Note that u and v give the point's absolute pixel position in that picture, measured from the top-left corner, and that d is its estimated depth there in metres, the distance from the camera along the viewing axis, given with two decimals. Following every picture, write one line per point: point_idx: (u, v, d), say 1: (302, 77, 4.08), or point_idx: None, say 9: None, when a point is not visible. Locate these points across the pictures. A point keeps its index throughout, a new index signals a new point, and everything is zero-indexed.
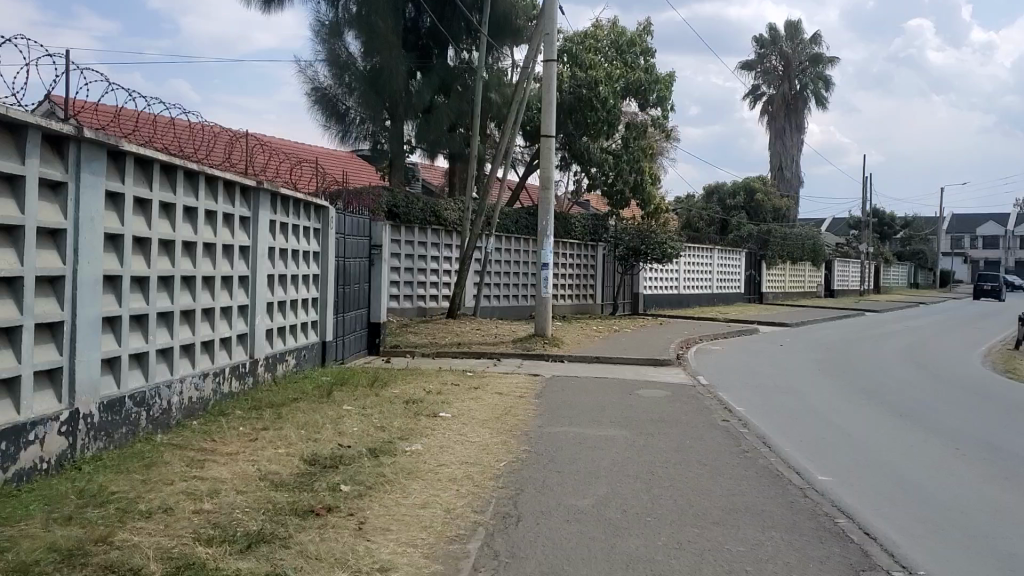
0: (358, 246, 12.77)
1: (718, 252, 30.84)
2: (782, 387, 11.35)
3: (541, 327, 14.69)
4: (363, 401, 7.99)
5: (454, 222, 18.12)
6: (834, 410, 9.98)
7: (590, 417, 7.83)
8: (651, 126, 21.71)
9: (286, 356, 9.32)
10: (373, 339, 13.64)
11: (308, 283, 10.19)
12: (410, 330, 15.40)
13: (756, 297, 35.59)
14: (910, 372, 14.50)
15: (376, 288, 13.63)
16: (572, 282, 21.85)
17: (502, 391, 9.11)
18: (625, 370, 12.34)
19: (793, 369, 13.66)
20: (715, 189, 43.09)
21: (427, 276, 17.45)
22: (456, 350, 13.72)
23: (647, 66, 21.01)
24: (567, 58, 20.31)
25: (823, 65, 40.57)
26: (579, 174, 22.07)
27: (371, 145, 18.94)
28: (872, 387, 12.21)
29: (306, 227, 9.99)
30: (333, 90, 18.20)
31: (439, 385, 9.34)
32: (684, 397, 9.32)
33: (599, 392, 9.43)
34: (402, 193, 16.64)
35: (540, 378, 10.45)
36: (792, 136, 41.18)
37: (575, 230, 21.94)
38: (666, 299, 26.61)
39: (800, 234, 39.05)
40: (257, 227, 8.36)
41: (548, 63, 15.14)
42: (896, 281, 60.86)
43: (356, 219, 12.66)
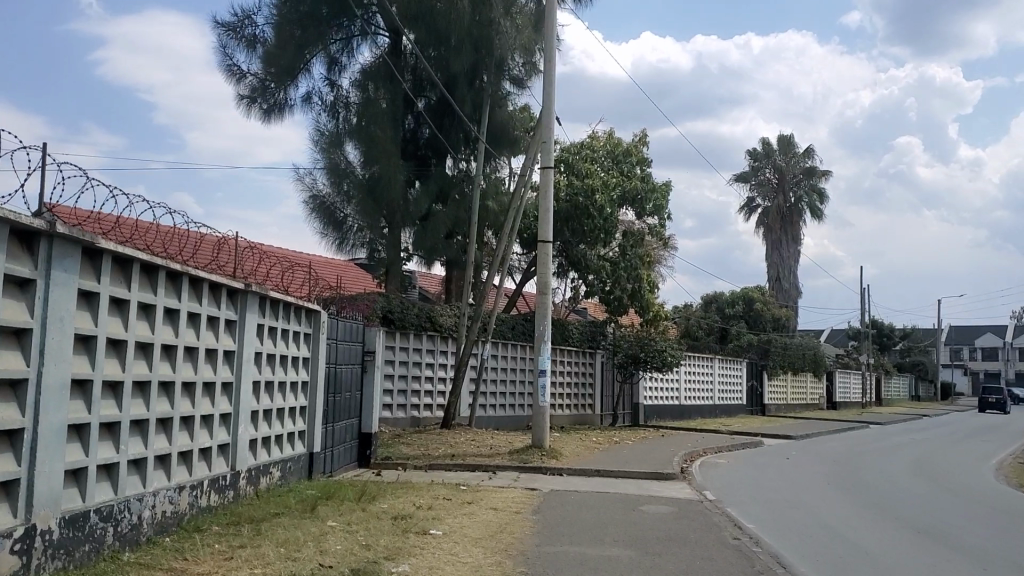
0: (350, 353, 12.43)
1: (717, 361, 30.47)
2: (793, 504, 10.89)
3: (539, 438, 14.22)
4: (349, 517, 7.53)
5: (450, 328, 17.84)
6: (849, 529, 9.52)
7: (590, 534, 7.37)
8: (649, 234, 21.69)
9: (270, 468, 8.86)
10: (363, 450, 13.15)
11: (297, 391, 9.80)
12: (403, 440, 14.91)
13: (758, 408, 35.02)
14: (922, 486, 14.02)
15: (368, 397, 13.23)
16: (570, 391, 21.41)
17: (498, 505, 8.62)
18: (626, 483, 11.83)
19: (801, 484, 13.17)
20: (713, 300, 43.02)
21: (421, 384, 17.05)
22: (450, 461, 13.22)
23: (644, 175, 21.13)
24: (564, 167, 20.45)
25: (817, 177, 41.11)
26: (577, 282, 21.93)
27: (368, 253, 18.79)
28: (886, 503, 11.73)
29: (295, 332, 9.69)
30: (331, 199, 18.16)
31: (431, 499, 8.86)
32: (689, 513, 8.85)
33: (599, 507, 8.96)
34: (397, 299, 16.39)
35: (538, 492, 9.96)
36: (788, 246, 41.38)
37: (574, 338, 21.66)
38: (666, 409, 26.10)
39: (799, 344, 38.75)
40: (243, 331, 8.05)
41: (545, 170, 15.14)
42: (897, 392, 60.26)
43: (349, 325, 12.37)
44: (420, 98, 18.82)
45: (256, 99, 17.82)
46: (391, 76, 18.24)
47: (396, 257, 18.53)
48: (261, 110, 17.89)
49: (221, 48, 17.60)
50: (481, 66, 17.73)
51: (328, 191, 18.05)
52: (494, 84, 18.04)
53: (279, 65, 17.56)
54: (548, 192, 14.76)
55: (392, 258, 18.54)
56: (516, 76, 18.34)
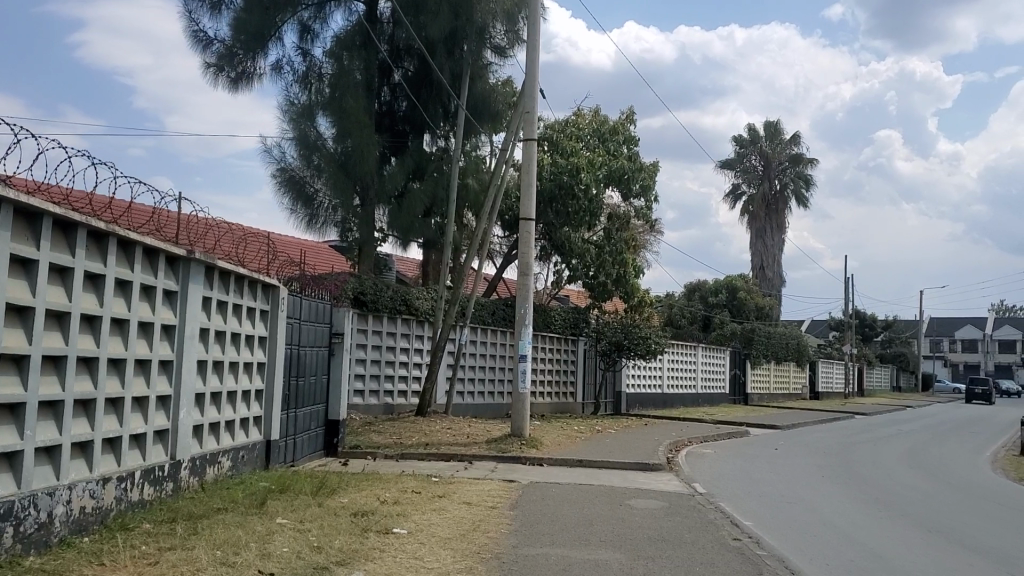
0: (316, 334, 11.56)
1: (702, 350, 29.80)
2: (789, 497, 10.11)
3: (518, 427, 13.41)
4: (302, 513, 6.68)
5: (426, 312, 16.96)
6: (853, 523, 8.75)
7: (573, 534, 6.55)
8: (635, 217, 20.86)
9: (218, 458, 7.98)
10: (330, 438, 12.30)
11: (251, 373, 8.92)
12: (374, 428, 14.04)
13: (741, 398, 34.39)
14: (920, 479, 13.30)
15: (335, 383, 12.37)
16: (551, 378, 20.65)
17: (471, 501, 7.78)
18: (611, 475, 11.04)
19: (794, 476, 12.40)
20: (696, 288, 42.30)
21: (395, 370, 16.19)
22: (423, 451, 12.38)
23: (630, 154, 20.27)
24: (548, 146, 19.60)
25: (803, 164, 40.42)
26: (559, 265, 21.10)
27: (340, 234, 17.74)
28: (886, 496, 10.99)
29: (250, 307, 8.82)
30: (300, 172, 17.06)
31: (397, 493, 8.01)
32: (681, 508, 8.05)
33: (583, 502, 8.16)
34: (370, 279, 15.50)
35: (516, 484, 9.14)
36: (774, 235, 40.71)
37: (556, 323, 20.84)
38: (650, 398, 25.40)
39: (783, 334, 38.15)
40: (185, 304, 7.18)
41: (528, 142, 14.24)
42: (879, 384, 59.94)
43: (315, 304, 11.48)
44: (396, 69, 17.96)
45: (223, 68, 16.86)
46: (366, 44, 17.32)
47: (370, 237, 17.59)
48: (228, 79, 16.96)
49: (188, 14, 16.64)
50: (462, 35, 16.85)
51: (298, 165, 17.00)
52: (474, 54, 17.14)
53: (248, 31, 16.55)
54: (531, 167, 13.88)
55: (366, 237, 17.60)
56: (497, 45, 17.43)
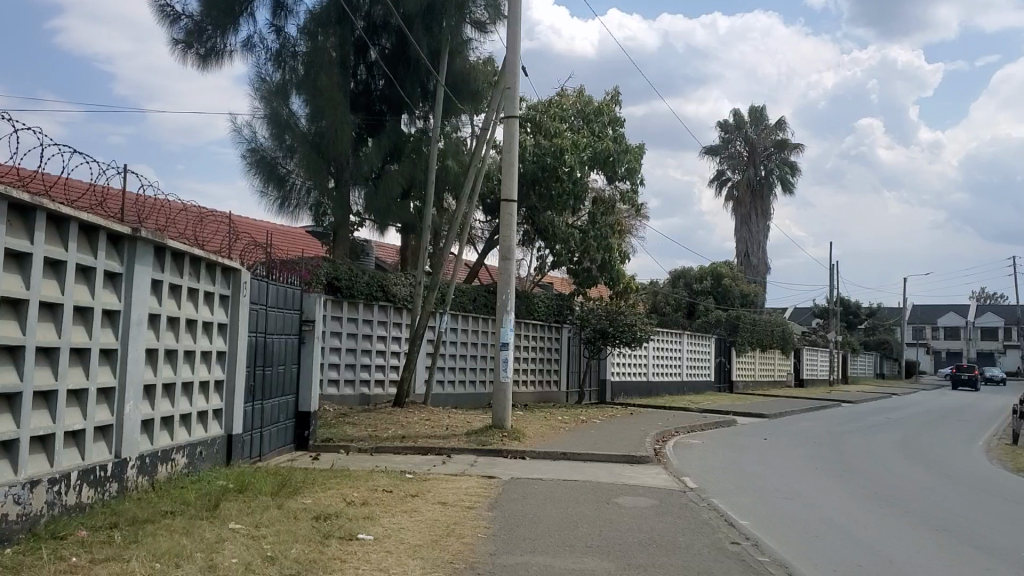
0: (284, 321, 10.92)
1: (687, 338, 29.31)
2: (782, 491, 9.57)
3: (500, 418, 12.83)
4: (258, 517, 6.07)
5: (404, 298, 16.34)
6: (853, 520, 8.19)
7: (557, 539, 5.97)
8: (620, 201, 20.26)
9: (172, 454, 7.36)
10: (300, 431, 11.70)
11: (210, 363, 8.28)
12: (348, 420, 13.42)
13: (726, 386, 34.00)
14: (916, 469, 12.79)
15: (306, 372, 11.76)
16: (534, 367, 20.10)
17: (446, 500, 7.19)
18: (597, 469, 10.48)
19: (785, 468, 11.89)
20: (680, 275, 41.80)
21: (371, 358, 15.58)
22: (400, 443, 11.79)
23: (616, 136, 19.65)
24: (530, 127, 18.95)
25: (789, 150, 39.90)
26: (542, 251, 20.51)
27: (314, 218, 16.95)
28: (883, 489, 10.47)
29: (208, 292, 8.19)
30: (273, 153, 16.23)
31: (366, 492, 7.41)
32: (672, 507, 7.49)
33: (567, 500, 7.59)
34: (345, 265, 14.86)
35: (496, 481, 8.56)
36: (758, 221, 40.23)
37: (539, 310, 20.27)
38: (635, 386, 24.89)
39: (769, 321, 37.74)
40: (131, 287, 6.54)
41: (509, 120, 13.58)
42: (862, 371, 59.75)
43: (282, 289, 10.85)
44: (372, 47, 17.24)
45: (193, 44, 16.03)
46: (341, 19, 16.55)
47: (345, 220, 16.91)
48: (197, 56, 16.15)
49: None
50: (441, 10, 16.22)
51: (271, 145, 16.19)
52: (453, 30, 16.48)
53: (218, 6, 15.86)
54: (513, 147, 13.27)
55: (341, 220, 16.90)
56: (478, 21, 16.79)
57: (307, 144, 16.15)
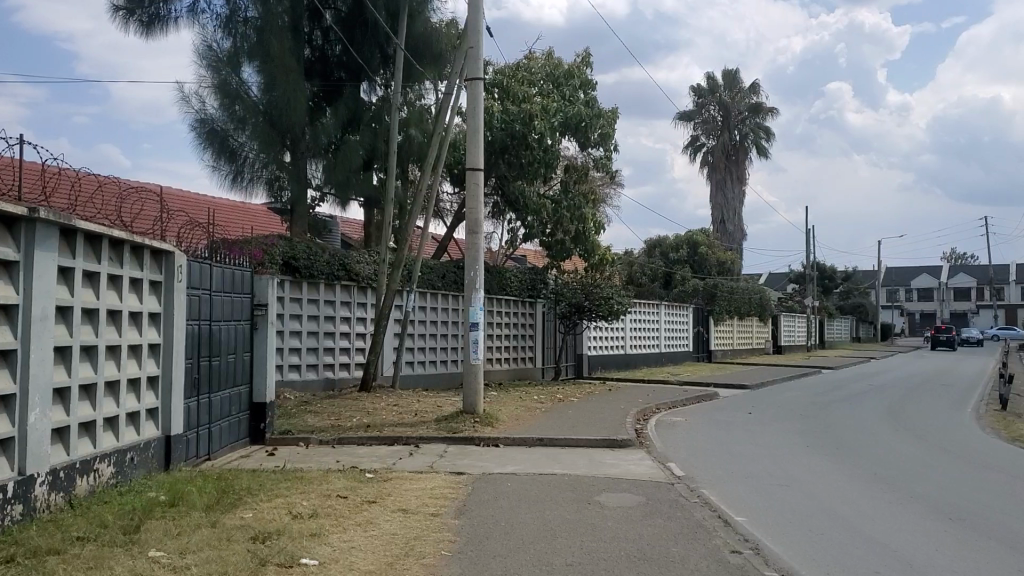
0: (230, 307, 10.02)
1: (664, 308, 28.62)
2: (776, 477, 8.82)
3: (471, 402, 12.02)
4: (185, 541, 5.22)
5: (369, 277, 15.44)
6: (857, 510, 7.47)
7: (532, 556, 5.19)
8: (593, 168, 19.40)
9: (95, 464, 6.49)
10: (255, 423, 10.84)
11: (139, 358, 7.39)
12: (310, 408, 12.56)
13: (705, 355, 33.47)
14: (910, 442, 12.13)
15: (259, 361, 10.87)
16: (508, 344, 19.33)
17: (408, 507, 6.39)
18: (575, 458, 9.73)
19: (775, 446, 11.20)
20: (656, 244, 41.05)
21: (335, 341, 14.73)
22: (363, 433, 10.97)
23: (587, 100, 18.75)
24: (497, 92, 18.02)
25: (763, 114, 39.16)
26: (513, 223, 19.67)
27: (268, 191, 15.86)
28: (881, 468, 9.77)
29: (134, 278, 7.29)
30: (224, 125, 15.14)
31: (319, 500, 6.58)
32: (661, 506, 6.73)
33: (544, 500, 6.81)
34: (303, 243, 13.95)
35: (465, 478, 7.77)
36: (734, 188, 39.52)
37: (512, 285, 19.46)
38: (612, 360, 24.20)
39: (746, 289, 37.16)
40: (31, 277, 5.64)
41: (473, 82, 12.62)
42: (839, 335, 59.59)
43: (227, 271, 9.94)
44: (326, 9, 16.10)
45: (135, 11, 14.89)
46: None
47: (303, 193, 15.99)
48: (140, 24, 15.00)
49: None
50: None
51: (221, 117, 15.10)
52: None
53: None
54: (477, 113, 12.34)
55: (298, 195, 15.97)
56: None
57: (259, 115, 15.12)
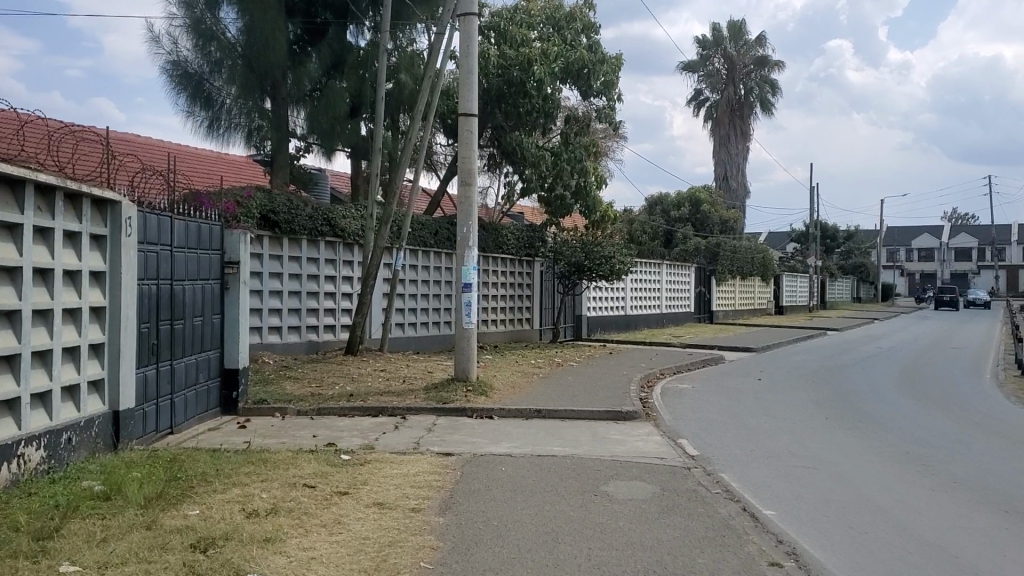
0: (194, 266, 9.05)
1: (666, 267, 27.66)
2: (800, 459, 7.89)
3: (463, 369, 11.10)
4: (109, 550, 4.30)
5: (356, 233, 14.43)
6: (898, 503, 6.56)
7: (531, 571, 4.28)
8: (596, 118, 18.27)
9: (21, 448, 5.58)
10: (226, 392, 9.92)
11: (79, 325, 6.45)
12: (289, 374, 11.64)
13: (707, 316, 32.63)
14: (935, 415, 11.23)
15: (230, 324, 9.93)
16: (504, 305, 18.42)
17: (384, 500, 5.48)
18: (578, 434, 8.84)
19: (793, 419, 10.35)
20: (657, 202, 39.98)
21: (319, 301, 13.81)
22: (346, 402, 10.06)
23: (590, 45, 17.57)
24: (494, 36, 16.88)
25: (769, 68, 37.85)
26: (511, 177, 18.61)
27: (247, 141, 14.77)
28: (913, 446, 8.90)
29: (71, 231, 6.32)
30: (198, 68, 14.20)
31: (283, 490, 5.67)
32: (678, 498, 5.84)
33: (544, 491, 5.89)
34: (283, 196, 12.98)
35: (453, 461, 6.87)
36: (738, 143, 38.33)
37: (508, 243, 18.49)
38: (612, 322, 23.31)
39: (750, 248, 36.16)
40: None
41: (466, 17, 11.19)
42: (840, 297, 58.75)
43: (190, 226, 8.94)
44: None
45: None
46: None
47: (284, 143, 14.90)
48: None
49: None
50: None
51: (196, 60, 14.17)
52: None
53: None
54: (472, 53, 11.13)
55: (279, 143, 14.85)
56: None
57: (236, 57, 14.06)
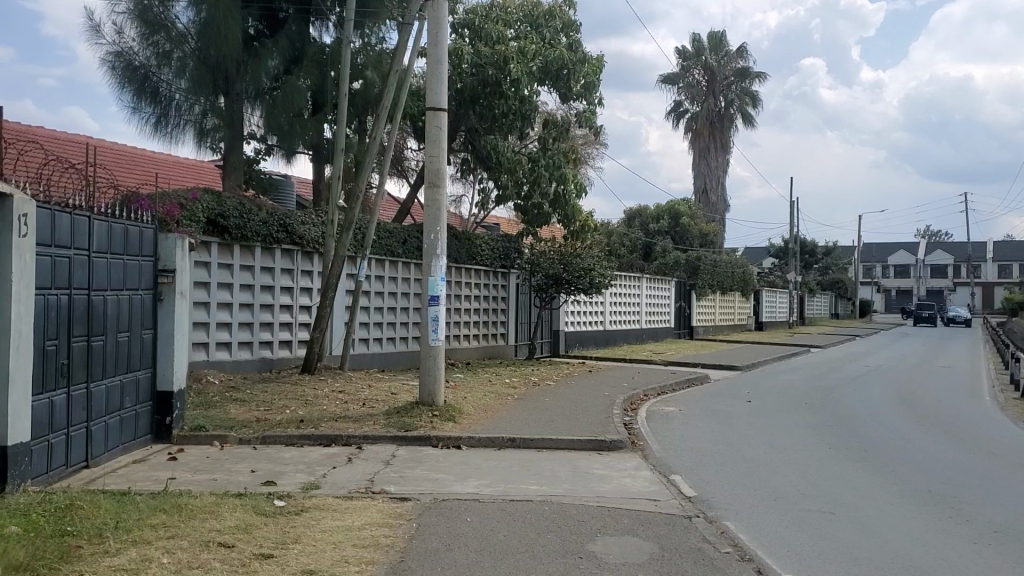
0: (119, 273, 7.89)
1: (646, 281, 26.70)
2: (813, 501, 6.87)
3: (429, 392, 9.98)
4: None
5: (315, 241, 13.31)
6: (935, 559, 5.56)
7: None
8: (575, 123, 17.27)
9: None
10: (159, 418, 8.75)
11: None
12: (236, 395, 10.48)
13: (687, 332, 31.74)
14: (948, 443, 10.26)
15: (164, 339, 8.76)
16: (476, 319, 17.36)
17: (318, 566, 4.37)
18: (557, 468, 7.77)
19: (793, 448, 9.34)
20: (636, 214, 39.13)
21: (274, 315, 12.69)
22: (295, 430, 8.92)
23: (570, 44, 16.58)
24: (468, 33, 15.89)
25: (750, 80, 37.13)
26: (485, 183, 17.57)
27: (198, 141, 13.51)
28: (933, 482, 7.92)
29: None
30: (144, 60, 12.94)
31: (192, 552, 4.55)
32: (682, 561, 4.79)
33: (516, 551, 4.82)
34: (234, 198, 11.84)
35: (410, 507, 5.77)
36: (718, 156, 37.52)
37: (483, 254, 17.45)
38: (591, 337, 22.29)
39: (731, 262, 35.33)
40: None
41: (435, 4, 10.07)
42: (818, 312, 58.21)
43: (115, 227, 7.79)
44: None
45: None
46: None
47: (238, 142, 13.75)
48: None
49: None
50: None
51: (142, 51, 12.93)
52: None
53: None
54: (441, 43, 10.00)
55: (232, 141, 13.64)
56: None
57: (187, 50, 12.92)
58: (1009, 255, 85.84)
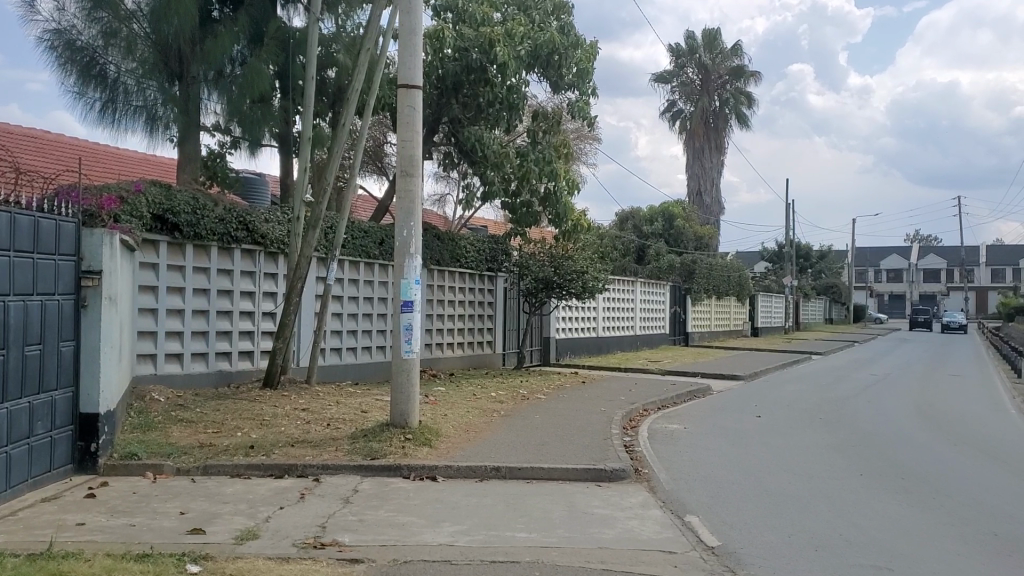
0: (26, 273, 6.60)
1: (641, 286, 25.50)
2: (862, 550, 5.67)
3: (401, 411, 8.69)
4: None
5: (281, 241, 12.02)
6: None
7: None
8: (566, 114, 16.02)
9: None
10: (82, 445, 7.43)
11: None
12: (183, 415, 9.19)
13: (682, 338, 30.56)
14: (993, 469, 9.06)
15: (89, 354, 7.44)
16: (460, 326, 16.11)
17: None
18: (551, 506, 6.51)
19: (822, 476, 8.13)
20: (628, 216, 37.90)
21: (234, 322, 11.42)
22: (242, 458, 7.63)
23: (561, 28, 15.36)
24: (450, 16, 14.68)
25: (746, 78, 36.01)
26: (470, 179, 16.32)
27: (151, 131, 12.17)
28: (994, 521, 6.71)
29: None
30: (88, 40, 11.62)
31: None
32: None
33: None
34: (187, 193, 10.54)
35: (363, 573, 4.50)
36: (713, 157, 36.27)
37: (468, 257, 16.20)
38: (583, 345, 21.05)
39: (726, 266, 34.20)
40: None
41: None
42: (812, 318, 57.12)
43: (17, 219, 6.50)
44: None
45: None
46: None
47: (195, 132, 12.42)
48: None
49: None
50: None
51: (86, 29, 11.61)
52: None
53: None
54: (415, 10, 8.77)
55: (187, 131, 12.38)
56: None
57: (136, 27, 11.66)
58: (1003, 260, 85.07)
